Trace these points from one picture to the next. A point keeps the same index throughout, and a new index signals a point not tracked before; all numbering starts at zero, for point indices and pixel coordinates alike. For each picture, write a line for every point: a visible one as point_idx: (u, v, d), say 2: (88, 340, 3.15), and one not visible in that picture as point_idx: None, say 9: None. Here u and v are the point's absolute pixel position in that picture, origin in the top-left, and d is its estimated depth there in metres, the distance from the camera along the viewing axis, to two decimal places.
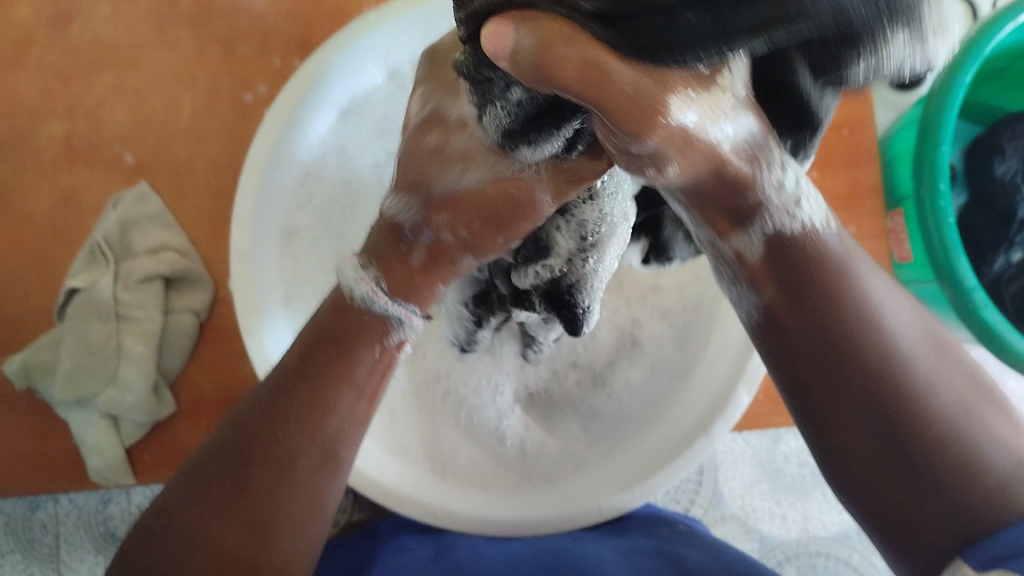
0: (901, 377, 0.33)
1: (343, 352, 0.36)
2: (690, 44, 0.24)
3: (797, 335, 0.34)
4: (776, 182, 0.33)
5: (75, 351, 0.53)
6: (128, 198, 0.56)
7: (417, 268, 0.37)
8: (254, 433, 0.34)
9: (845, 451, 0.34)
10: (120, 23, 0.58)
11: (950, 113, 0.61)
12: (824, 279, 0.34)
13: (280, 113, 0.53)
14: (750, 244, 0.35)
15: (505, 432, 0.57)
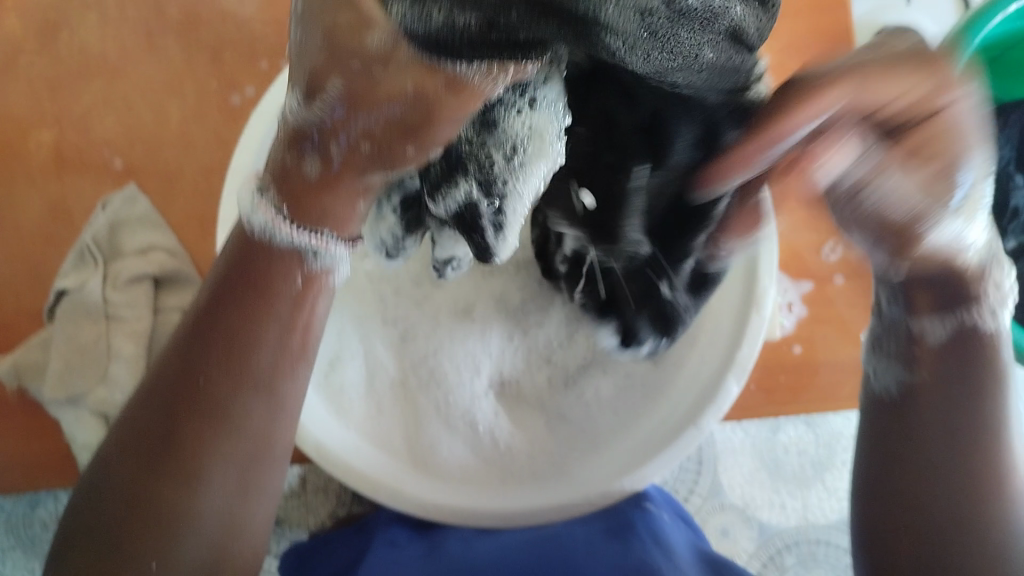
0: (1003, 485, 0.40)
1: (255, 288, 0.38)
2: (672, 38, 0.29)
3: (928, 424, 0.41)
4: (990, 282, 0.40)
5: (65, 351, 0.54)
6: (117, 200, 0.56)
7: (314, 181, 0.35)
8: (181, 371, 0.38)
9: (931, 512, 0.41)
10: (108, 31, 0.59)
11: None
12: (982, 383, 0.41)
13: (265, 115, 0.53)
14: (935, 327, 0.41)
15: (476, 418, 0.57)
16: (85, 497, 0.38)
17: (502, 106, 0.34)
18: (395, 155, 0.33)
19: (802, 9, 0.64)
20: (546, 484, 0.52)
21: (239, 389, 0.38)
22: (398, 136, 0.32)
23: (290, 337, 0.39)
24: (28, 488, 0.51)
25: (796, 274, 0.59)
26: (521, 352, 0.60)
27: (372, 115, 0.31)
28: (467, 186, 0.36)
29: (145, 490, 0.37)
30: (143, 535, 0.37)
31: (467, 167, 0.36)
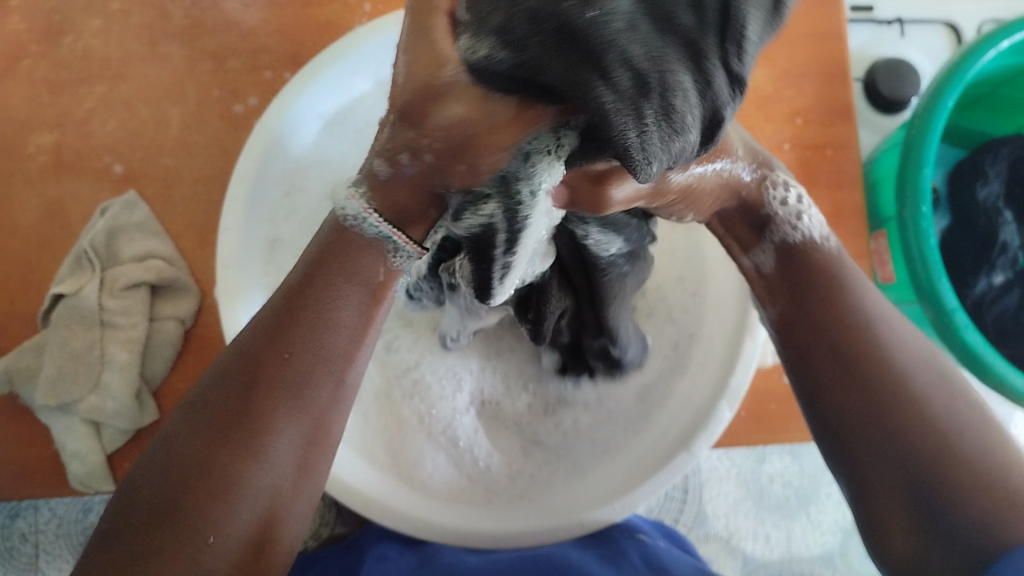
0: (900, 388, 0.38)
1: (342, 266, 0.37)
2: (646, 129, 0.24)
3: (819, 353, 0.41)
4: (778, 197, 0.44)
5: (58, 356, 0.52)
6: (116, 205, 0.56)
7: (385, 181, 0.35)
8: (264, 348, 0.36)
9: (857, 448, 0.38)
10: (112, 36, 0.59)
11: (934, 133, 0.62)
12: (828, 291, 0.42)
13: (268, 126, 0.52)
14: (764, 257, 0.45)
15: (457, 432, 0.58)
16: (138, 480, 0.34)
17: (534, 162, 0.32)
18: (454, 173, 0.33)
19: (800, 40, 0.65)
20: (530, 505, 0.53)
21: (316, 369, 0.36)
22: (456, 153, 0.32)
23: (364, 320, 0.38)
24: (27, 493, 0.52)
25: None
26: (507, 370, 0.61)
27: (438, 144, 0.32)
28: (492, 211, 0.34)
29: (212, 463, 0.33)
30: (202, 507, 0.33)
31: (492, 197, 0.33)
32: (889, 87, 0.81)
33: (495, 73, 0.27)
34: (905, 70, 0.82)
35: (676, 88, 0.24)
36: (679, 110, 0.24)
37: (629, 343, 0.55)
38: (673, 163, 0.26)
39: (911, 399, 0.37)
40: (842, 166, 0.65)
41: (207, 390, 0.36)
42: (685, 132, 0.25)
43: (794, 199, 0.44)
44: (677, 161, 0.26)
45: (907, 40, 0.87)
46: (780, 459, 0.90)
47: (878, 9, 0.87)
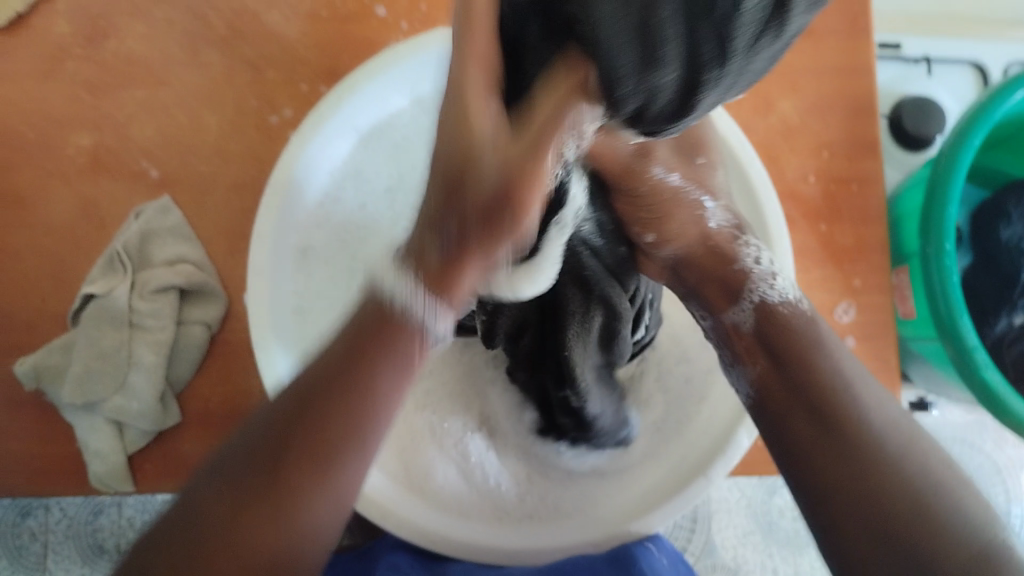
0: (873, 449, 0.38)
1: (385, 346, 0.36)
2: (621, 48, 0.24)
3: (796, 413, 0.41)
4: (752, 256, 0.44)
5: (87, 355, 0.53)
6: (150, 209, 0.57)
7: (434, 267, 0.33)
8: (302, 415, 0.37)
9: (827, 509, 0.38)
10: (155, 42, 0.60)
11: (961, 170, 0.62)
12: (804, 353, 0.42)
13: (306, 136, 0.53)
14: (742, 316, 0.44)
15: (468, 449, 0.59)
16: (174, 519, 0.36)
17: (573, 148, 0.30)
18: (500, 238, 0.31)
19: (829, 74, 0.66)
20: (543, 525, 0.53)
21: (347, 441, 0.37)
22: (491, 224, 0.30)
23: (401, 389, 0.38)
24: (47, 489, 0.53)
25: None
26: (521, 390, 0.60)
27: (507, 204, 0.29)
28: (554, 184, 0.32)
29: (239, 517, 0.36)
30: (222, 559, 0.35)
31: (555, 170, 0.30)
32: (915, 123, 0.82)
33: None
34: (932, 108, 0.82)
35: (659, 22, 0.23)
36: (657, 40, 0.23)
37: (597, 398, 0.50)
38: (646, 99, 0.25)
39: (884, 459, 0.38)
40: (867, 200, 0.65)
41: (246, 442, 0.37)
42: (660, 67, 0.24)
43: (768, 261, 0.44)
44: (648, 99, 0.25)
45: (935, 78, 0.88)
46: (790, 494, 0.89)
47: (905, 46, 0.87)
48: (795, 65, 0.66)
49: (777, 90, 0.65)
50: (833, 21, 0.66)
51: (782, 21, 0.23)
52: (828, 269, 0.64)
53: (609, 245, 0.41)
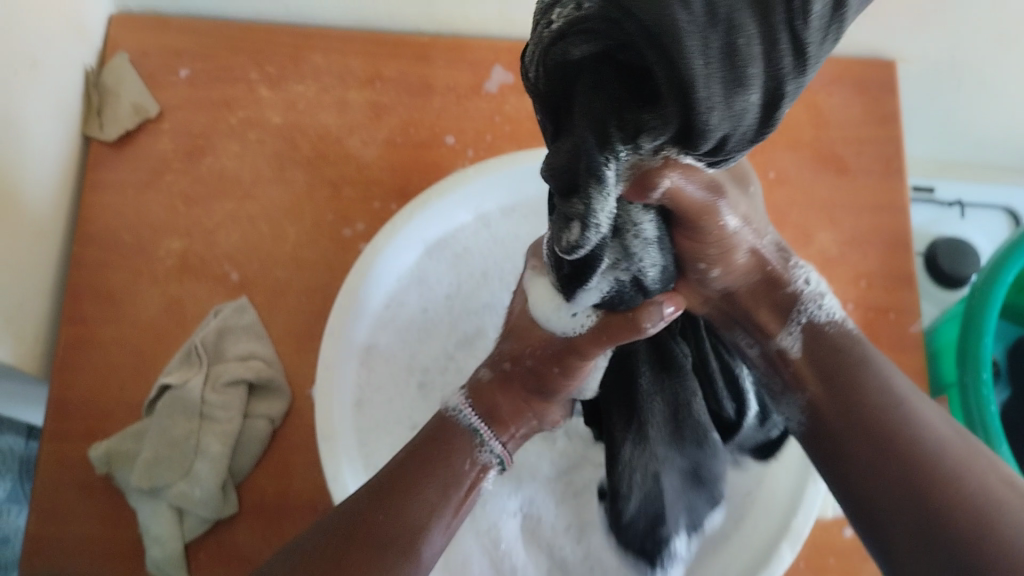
0: (922, 462, 0.38)
1: (440, 455, 0.45)
2: (706, 96, 0.27)
3: (848, 434, 0.41)
4: (802, 276, 0.46)
5: (158, 442, 0.56)
6: (228, 308, 0.61)
7: (488, 383, 0.49)
8: (368, 506, 0.42)
9: (889, 524, 0.38)
10: (246, 161, 0.67)
11: (994, 303, 0.65)
12: (852, 376, 0.42)
13: (379, 244, 0.58)
14: (792, 342, 0.45)
15: (501, 534, 0.58)
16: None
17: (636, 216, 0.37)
18: (548, 374, 0.47)
19: (863, 211, 0.71)
20: None
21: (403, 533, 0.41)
22: (545, 360, 0.47)
23: (452, 498, 0.44)
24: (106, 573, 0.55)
25: None
26: (561, 485, 0.60)
27: (538, 351, 0.47)
28: (598, 216, 0.33)
29: None
30: None
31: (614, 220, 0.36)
32: (952, 264, 0.85)
33: (579, 36, 0.28)
34: (966, 248, 0.86)
35: (740, 51, 0.26)
36: (745, 66, 0.26)
37: (630, 480, 0.49)
38: (732, 124, 0.28)
39: (940, 473, 0.37)
40: (906, 329, 0.67)
41: (313, 533, 0.42)
42: (744, 96, 0.27)
43: (817, 279, 0.46)
44: (735, 123, 0.28)
45: (967, 220, 0.91)
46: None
47: (939, 190, 0.91)
48: (832, 201, 0.71)
49: (815, 223, 0.70)
50: (868, 162, 0.72)
51: (840, 23, 0.26)
52: None
53: (663, 280, 0.42)
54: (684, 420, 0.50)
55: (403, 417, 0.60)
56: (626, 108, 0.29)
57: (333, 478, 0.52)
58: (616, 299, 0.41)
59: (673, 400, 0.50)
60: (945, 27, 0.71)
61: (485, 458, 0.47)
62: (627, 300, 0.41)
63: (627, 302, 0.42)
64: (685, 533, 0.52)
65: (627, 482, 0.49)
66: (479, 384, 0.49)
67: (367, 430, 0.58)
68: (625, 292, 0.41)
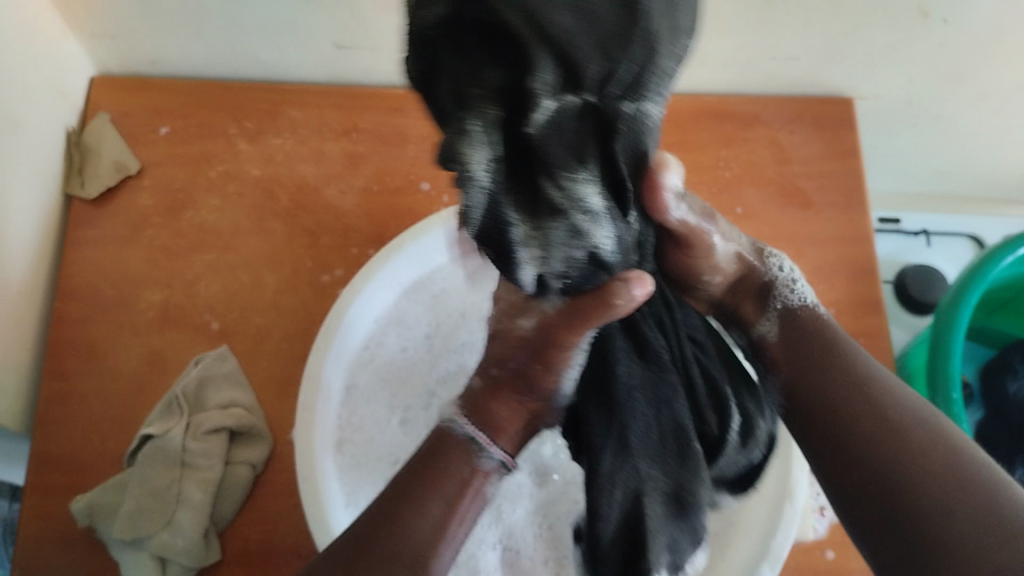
0: (881, 424, 0.41)
1: (439, 468, 0.44)
2: (548, 14, 0.28)
3: (816, 405, 0.44)
4: (776, 266, 0.49)
5: (139, 492, 0.56)
6: (208, 357, 0.62)
7: (478, 392, 0.47)
8: (372, 527, 0.41)
9: (857, 500, 0.40)
10: (226, 213, 0.68)
11: (960, 325, 0.67)
12: (825, 355, 0.45)
13: (356, 288, 0.60)
14: (769, 327, 0.48)
15: (478, 566, 0.58)
16: None
17: (571, 184, 0.34)
18: (536, 375, 0.45)
19: (829, 240, 0.73)
20: None
21: (405, 551, 0.40)
22: (534, 358, 0.45)
23: (456, 512, 0.43)
24: None
25: None
26: (541, 521, 0.61)
27: (519, 349, 0.45)
28: (478, 172, 0.32)
29: None
30: None
31: (526, 187, 0.34)
32: (921, 291, 0.88)
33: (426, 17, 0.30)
34: (932, 274, 0.89)
35: None
36: None
37: (612, 498, 0.44)
38: (594, 44, 0.29)
39: (896, 433, 0.40)
40: (876, 352, 0.69)
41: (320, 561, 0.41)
42: (589, 13, 0.29)
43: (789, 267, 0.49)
44: (597, 44, 0.30)
45: (934, 248, 0.94)
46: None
47: (905, 221, 0.94)
48: (798, 232, 0.73)
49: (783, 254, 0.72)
50: (831, 194, 0.74)
51: None
52: None
53: (622, 256, 0.40)
54: (662, 426, 0.45)
55: (387, 453, 0.61)
56: (488, 72, 0.30)
57: (316, 519, 0.53)
58: (565, 279, 0.40)
59: (654, 400, 0.45)
60: (896, 66, 0.74)
61: (489, 464, 0.45)
62: (593, 278, 0.40)
63: (580, 278, 0.40)
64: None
65: (607, 501, 0.44)
66: (467, 391, 0.48)
67: (348, 471, 0.59)
68: (573, 271, 0.39)
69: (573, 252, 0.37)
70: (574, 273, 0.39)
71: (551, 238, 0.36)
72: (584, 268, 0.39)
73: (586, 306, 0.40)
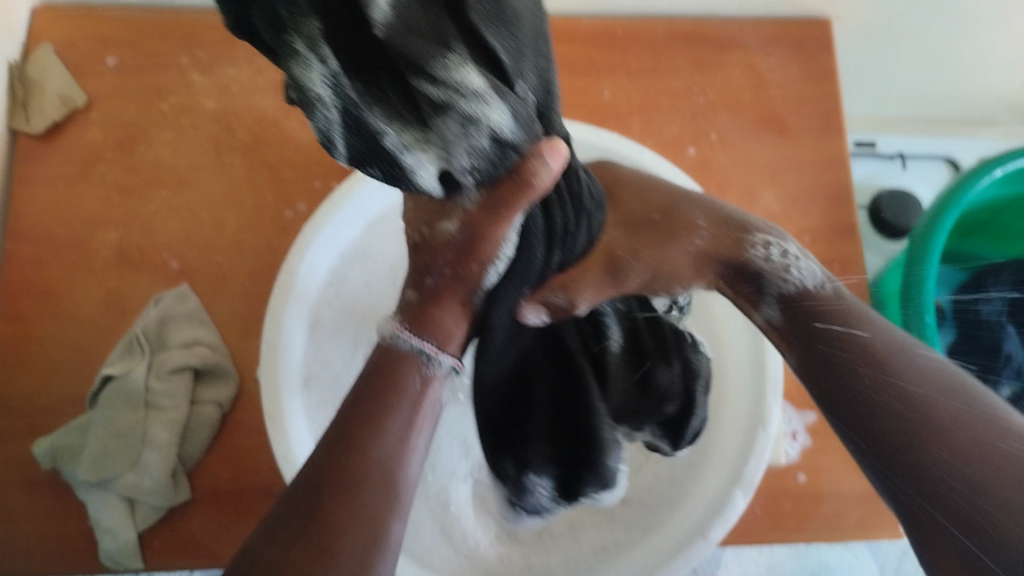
0: (895, 373, 0.38)
1: (388, 383, 0.42)
2: None
3: (823, 360, 0.42)
4: (763, 253, 0.46)
5: (103, 435, 0.55)
6: (169, 296, 0.60)
7: (415, 303, 0.44)
8: (332, 452, 0.39)
9: (886, 454, 0.37)
10: (181, 147, 0.66)
11: (934, 249, 0.66)
12: (834, 322, 0.42)
13: (318, 223, 0.58)
14: (770, 312, 0.46)
15: (450, 497, 0.61)
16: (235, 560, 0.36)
17: (436, 69, 0.31)
18: (468, 272, 0.42)
19: (804, 165, 0.71)
20: None
21: (371, 472, 0.39)
22: (463, 256, 0.41)
23: (414, 421, 0.42)
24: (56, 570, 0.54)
25: (801, 403, 0.61)
26: None
27: (449, 252, 0.41)
28: (323, 92, 0.31)
29: (293, 555, 0.35)
30: None
31: (390, 91, 0.32)
32: (895, 215, 0.87)
33: None
34: (907, 202, 0.88)
35: None
36: None
37: (499, 368, 0.49)
38: None
39: (911, 381, 0.38)
40: (850, 279, 0.68)
41: (283, 495, 0.38)
42: None
43: (780, 254, 0.46)
44: None
45: (910, 172, 0.93)
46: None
47: (880, 144, 0.93)
48: (774, 158, 0.71)
49: (757, 181, 0.71)
50: (807, 119, 0.73)
51: None
52: None
53: (528, 131, 0.35)
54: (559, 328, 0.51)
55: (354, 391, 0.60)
56: None
57: (284, 457, 0.52)
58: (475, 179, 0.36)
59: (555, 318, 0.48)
60: None
61: (438, 372, 0.44)
62: (503, 163, 0.35)
63: (493, 167, 0.35)
64: (547, 487, 0.50)
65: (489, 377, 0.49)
66: (405, 303, 0.45)
67: (316, 408, 0.58)
68: (483, 163, 0.35)
69: (471, 149, 0.34)
70: (484, 167, 0.35)
71: (441, 135, 0.33)
72: (492, 159, 0.35)
73: (502, 187, 0.36)
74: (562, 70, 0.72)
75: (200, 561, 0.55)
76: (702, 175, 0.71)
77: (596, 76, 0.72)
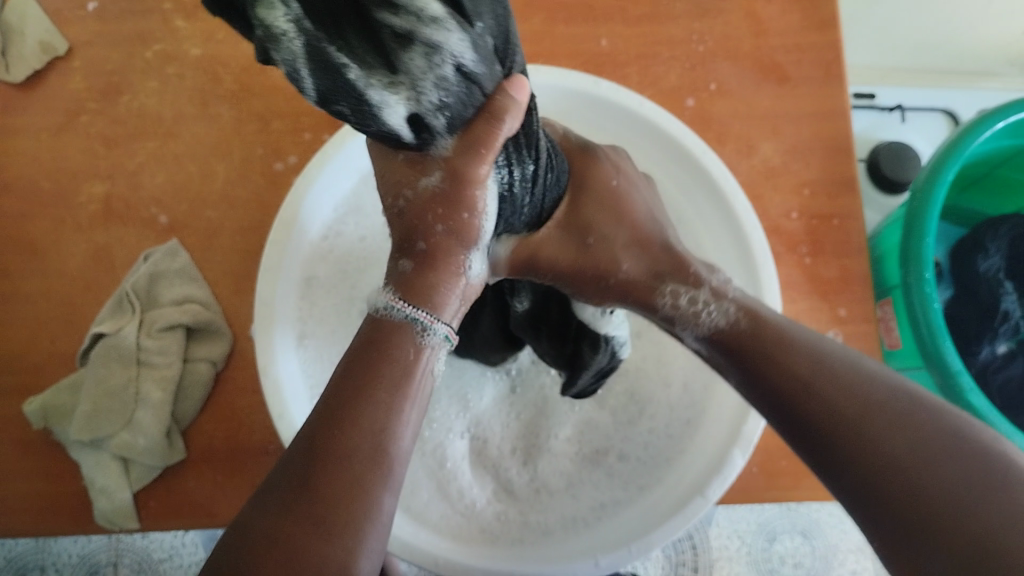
0: (819, 394, 0.37)
1: (383, 352, 0.38)
2: None
3: (749, 375, 0.41)
4: (671, 300, 0.44)
5: (94, 393, 0.54)
6: (158, 252, 0.59)
7: (409, 273, 0.38)
8: (323, 422, 0.36)
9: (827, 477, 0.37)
10: (166, 97, 0.63)
11: (935, 203, 0.65)
12: (765, 340, 0.41)
13: (310, 175, 0.56)
14: (690, 341, 0.45)
15: (446, 453, 0.61)
16: (224, 542, 0.34)
17: None
18: (462, 224, 0.38)
19: (807, 116, 0.69)
20: (530, 549, 0.55)
21: (368, 448, 0.36)
22: (451, 207, 0.37)
23: (410, 393, 0.38)
24: (53, 527, 0.55)
25: None
26: (506, 414, 0.63)
27: (436, 208, 0.37)
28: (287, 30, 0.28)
29: (282, 537, 0.33)
30: None
31: (352, 35, 0.29)
32: (893, 170, 0.86)
33: None
34: (904, 154, 0.86)
35: None
36: None
37: None
38: None
39: (836, 400, 0.37)
40: (850, 236, 0.67)
41: (274, 470, 0.36)
42: None
43: (687, 302, 0.44)
44: None
45: (908, 125, 0.91)
46: (856, 561, 0.80)
47: (880, 96, 0.91)
48: (776, 110, 0.70)
49: (758, 133, 0.69)
50: (813, 69, 0.70)
51: None
52: (813, 299, 0.66)
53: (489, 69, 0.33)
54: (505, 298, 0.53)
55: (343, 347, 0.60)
56: None
57: (279, 415, 0.51)
58: (442, 120, 0.33)
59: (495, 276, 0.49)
60: None
61: (434, 341, 0.39)
62: (470, 101, 0.34)
63: (459, 104, 0.33)
64: None
65: None
66: (395, 271, 0.39)
67: (311, 364, 0.58)
68: (451, 101, 0.32)
69: (441, 83, 0.31)
70: (453, 104, 0.33)
71: (409, 69, 0.30)
72: (458, 93, 0.32)
73: (476, 128, 0.35)
74: (558, 17, 0.70)
75: (197, 519, 0.55)
76: (702, 127, 0.70)
77: (594, 24, 0.70)
